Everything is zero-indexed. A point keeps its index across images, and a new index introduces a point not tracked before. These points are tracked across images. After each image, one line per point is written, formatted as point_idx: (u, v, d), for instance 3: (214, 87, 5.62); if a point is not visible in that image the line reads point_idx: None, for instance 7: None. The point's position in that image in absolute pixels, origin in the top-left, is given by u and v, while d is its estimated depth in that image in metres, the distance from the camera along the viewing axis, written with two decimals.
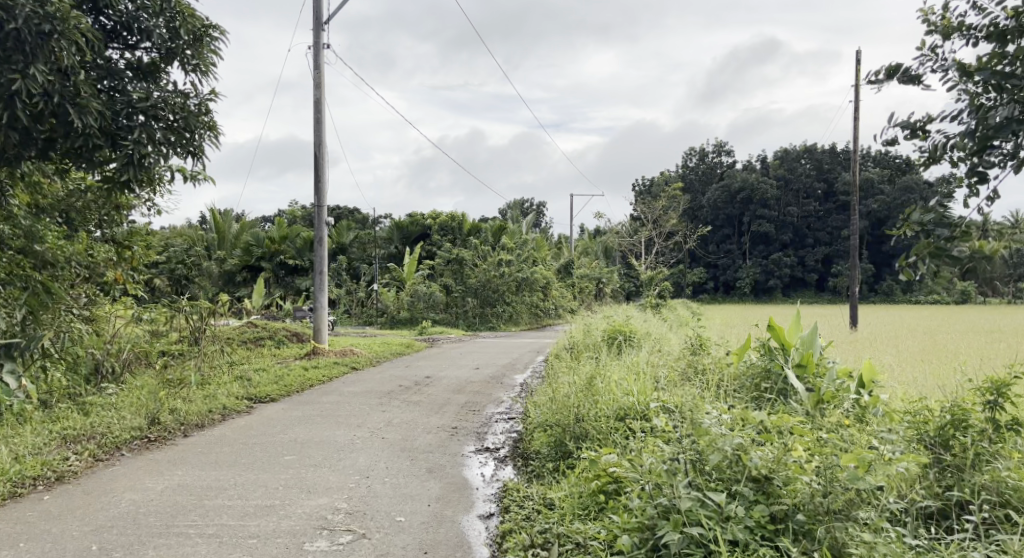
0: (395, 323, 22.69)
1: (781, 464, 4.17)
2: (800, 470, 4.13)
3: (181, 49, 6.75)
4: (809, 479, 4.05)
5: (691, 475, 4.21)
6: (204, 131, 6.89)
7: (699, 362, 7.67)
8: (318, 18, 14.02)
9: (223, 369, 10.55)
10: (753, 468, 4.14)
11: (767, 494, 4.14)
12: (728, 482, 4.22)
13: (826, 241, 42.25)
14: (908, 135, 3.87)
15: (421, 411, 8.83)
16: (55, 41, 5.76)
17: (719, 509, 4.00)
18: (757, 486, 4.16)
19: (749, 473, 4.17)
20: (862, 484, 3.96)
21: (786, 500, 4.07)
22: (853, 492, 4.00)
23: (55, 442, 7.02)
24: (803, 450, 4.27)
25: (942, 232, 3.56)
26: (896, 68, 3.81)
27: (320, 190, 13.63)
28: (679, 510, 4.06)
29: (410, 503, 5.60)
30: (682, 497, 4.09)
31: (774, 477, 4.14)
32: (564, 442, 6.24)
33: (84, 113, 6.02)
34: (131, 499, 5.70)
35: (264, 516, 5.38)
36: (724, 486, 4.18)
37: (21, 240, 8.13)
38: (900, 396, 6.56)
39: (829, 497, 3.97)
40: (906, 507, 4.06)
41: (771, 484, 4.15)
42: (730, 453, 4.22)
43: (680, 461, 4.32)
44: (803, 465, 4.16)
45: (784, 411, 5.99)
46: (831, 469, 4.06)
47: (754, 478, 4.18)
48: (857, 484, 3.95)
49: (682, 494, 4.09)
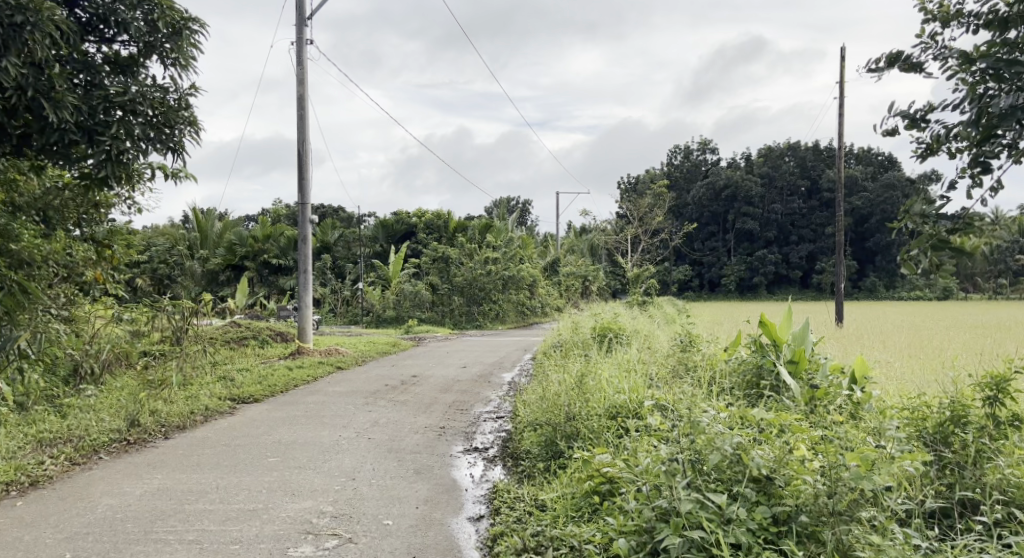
0: (382, 322, 22.50)
1: (781, 464, 4.04)
2: (802, 470, 4.01)
3: (160, 42, 6.54)
4: (812, 480, 3.93)
5: (690, 476, 4.08)
6: (184, 126, 6.70)
7: (689, 360, 7.55)
8: (300, 13, 13.83)
9: (207, 370, 10.34)
10: (754, 468, 4.00)
11: (768, 495, 4.01)
12: (728, 482, 4.09)
13: (811, 238, 42.35)
14: (908, 126, 3.75)
15: (408, 411, 8.68)
16: (28, 33, 5.51)
17: (722, 511, 3.86)
18: (757, 487, 4.03)
19: (750, 474, 4.03)
20: (866, 484, 3.85)
21: (788, 501, 3.95)
22: (857, 492, 3.90)
23: (31, 446, 6.82)
24: (805, 449, 4.15)
25: (946, 224, 3.45)
26: (897, 55, 3.67)
27: (304, 188, 13.43)
28: (679, 513, 3.93)
29: (398, 506, 5.45)
30: (682, 500, 3.95)
31: (775, 478, 4.01)
32: (555, 442, 6.08)
33: (59, 108, 5.84)
34: (108, 504, 5.53)
35: (246, 520, 5.21)
36: (725, 487, 4.04)
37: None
38: (894, 392, 6.47)
39: (834, 498, 3.85)
40: (913, 508, 3.95)
41: (773, 484, 4.02)
42: (730, 452, 4.09)
43: (679, 461, 4.18)
44: (806, 465, 4.03)
45: (777, 408, 5.87)
46: (835, 470, 3.95)
47: (755, 478, 4.06)
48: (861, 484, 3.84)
49: (682, 496, 3.95)
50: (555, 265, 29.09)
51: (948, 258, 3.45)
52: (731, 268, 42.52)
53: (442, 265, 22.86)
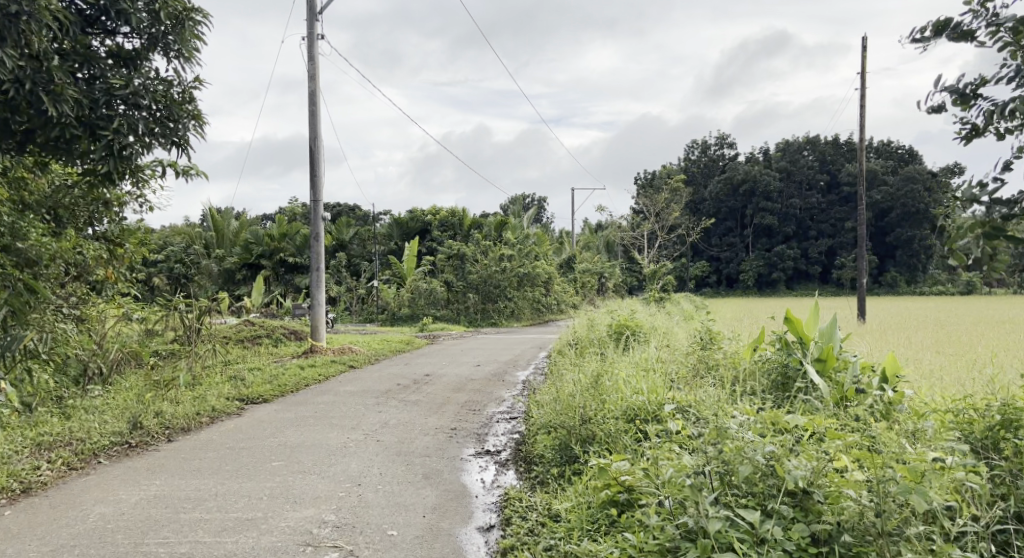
0: (397, 320, 22.12)
1: (821, 477, 3.70)
2: (845, 483, 3.67)
3: (162, 34, 6.21)
4: (858, 495, 3.59)
5: (718, 490, 3.75)
6: (189, 120, 6.32)
7: (710, 357, 7.19)
8: (312, 8, 13.55)
9: (218, 369, 10.06)
10: (790, 482, 3.67)
11: (805, 510, 3.68)
12: (761, 497, 3.75)
13: (830, 233, 41.71)
14: (956, 103, 3.45)
15: (419, 411, 8.37)
16: (25, 23, 5.24)
17: (756, 531, 3.54)
18: (793, 501, 3.71)
19: (785, 488, 3.70)
20: (918, 500, 3.49)
21: (829, 518, 3.60)
22: (906, 509, 3.54)
23: (28, 449, 6.55)
24: (847, 459, 3.82)
25: (1001, 210, 3.18)
26: (944, 23, 3.30)
27: (315, 185, 13.16)
28: (707, 533, 3.60)
29: (404, 514, 5.14)
30: (710, 517, 3.63)
31: (814, 492, 3.68)
32: (570, 445, 5.77)
33: (59, 101, 5.51)
34: (100, 513, 5.26)
35: (243, 531, 4.93)
36: (758, 502, 3.72)
37: (4, 237, 7.56)
38: (928, 393, 6.12)
39: (882, 516, 3.50)
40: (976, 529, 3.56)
41: (811, 498, 3.68)
42: (763, 464, 3.76)
43: (707, 474, 3.85)
44: (851, 477, 3.69)
45: (804, 409, 5.55)
46: (882, 482, 3.58)
47: (791, 492, 3.73)
48: (913, 499, 3.49)
49: (710, 513, 3.61)
50: (571, 262, 28.66)
51: (1004, 247, 3.19)
52: (750, 263, 41.98)
53: (457, 263, 22.57)
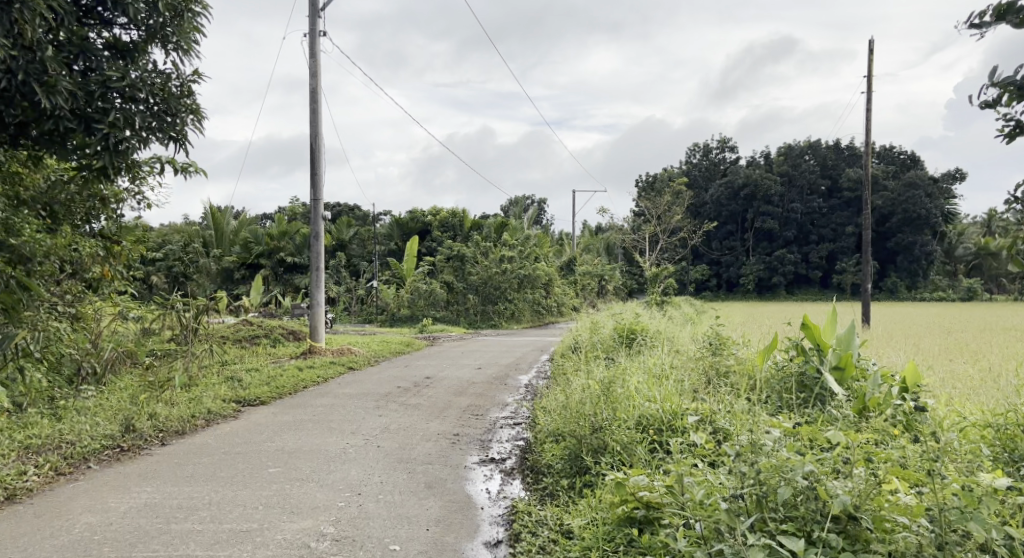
0: (395, 320, 21.84)
1: (869, 500, 3.51)
2: (895, 511, 3.47)
3: (161, 26, 5.93)
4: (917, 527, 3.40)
5: (757, 515, 3.55)
6: (187, 115, 6.05)
7: (721, 364, 6.90)
8: (314, 4, 13.30)
9: (213, 370, 9.78)
10: (837, 508, 3.47)
11: (853, 538, 3.48)
12: (802, 522, 3.54)
13: (831, 237, 41.49)
14: (1013, 95, 3.20)
15: (421, 416, 8.11)
16: (18, 11, 4.98)
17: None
18: (838, 528, 3.51)
19: (831, 513, 3.50)
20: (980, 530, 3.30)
21: (879, 548, 3.41)
22: (965, 539, 3.35)
23: (15, 453, 6.28)
24: (896, 480, 3.63)
25: None
26: (1008, 6, 3.04)
27: (315, 184, 12.90)
28: None
29: (407, 527, 4.88)
30: (751, 547, 3.42)
31: (861, 517, 3.49)
32: (581, 456, 5.53)
33: (53, 93, 5.26)
34: (86, 524, 4.99)
35: (237, 544, 4.67)
36: (802, 528, 3.52)
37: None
38: (949, 402, 5.83)
39: None
40: None
41: (858, 526, 3.50)
42: (804, 488, 3.55)
43: (743, 497, 3.66)
44: (906, 506, 3.49)
45: (824, 418, 5.28)
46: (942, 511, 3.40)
47: (836, 518, 3.53)
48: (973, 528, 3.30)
49: (751, 542, 3.42)
50: (571, 264, 28.42)
51: None
52: (750, 267, 41.76)
53: (457, 263, 22.29)
